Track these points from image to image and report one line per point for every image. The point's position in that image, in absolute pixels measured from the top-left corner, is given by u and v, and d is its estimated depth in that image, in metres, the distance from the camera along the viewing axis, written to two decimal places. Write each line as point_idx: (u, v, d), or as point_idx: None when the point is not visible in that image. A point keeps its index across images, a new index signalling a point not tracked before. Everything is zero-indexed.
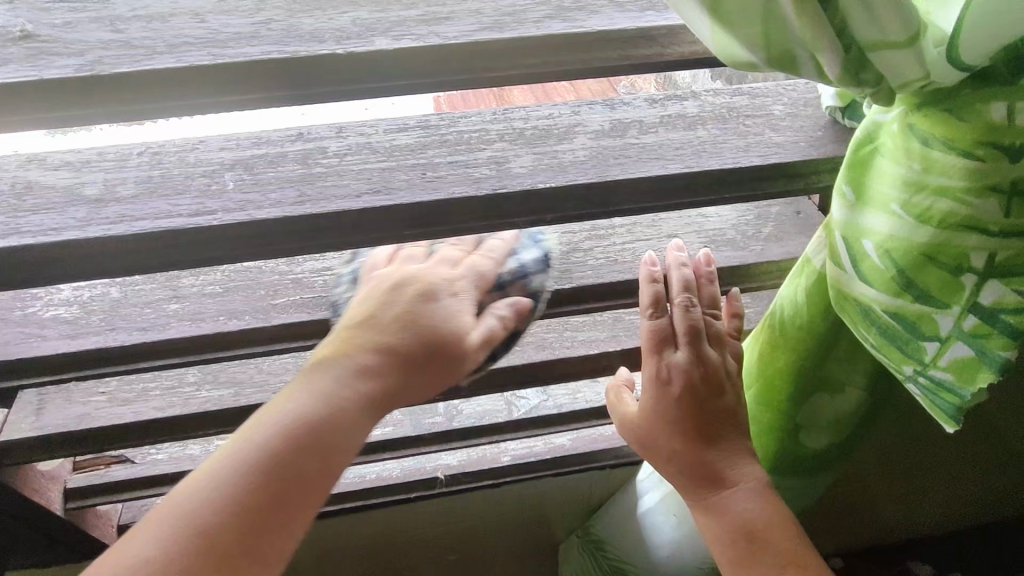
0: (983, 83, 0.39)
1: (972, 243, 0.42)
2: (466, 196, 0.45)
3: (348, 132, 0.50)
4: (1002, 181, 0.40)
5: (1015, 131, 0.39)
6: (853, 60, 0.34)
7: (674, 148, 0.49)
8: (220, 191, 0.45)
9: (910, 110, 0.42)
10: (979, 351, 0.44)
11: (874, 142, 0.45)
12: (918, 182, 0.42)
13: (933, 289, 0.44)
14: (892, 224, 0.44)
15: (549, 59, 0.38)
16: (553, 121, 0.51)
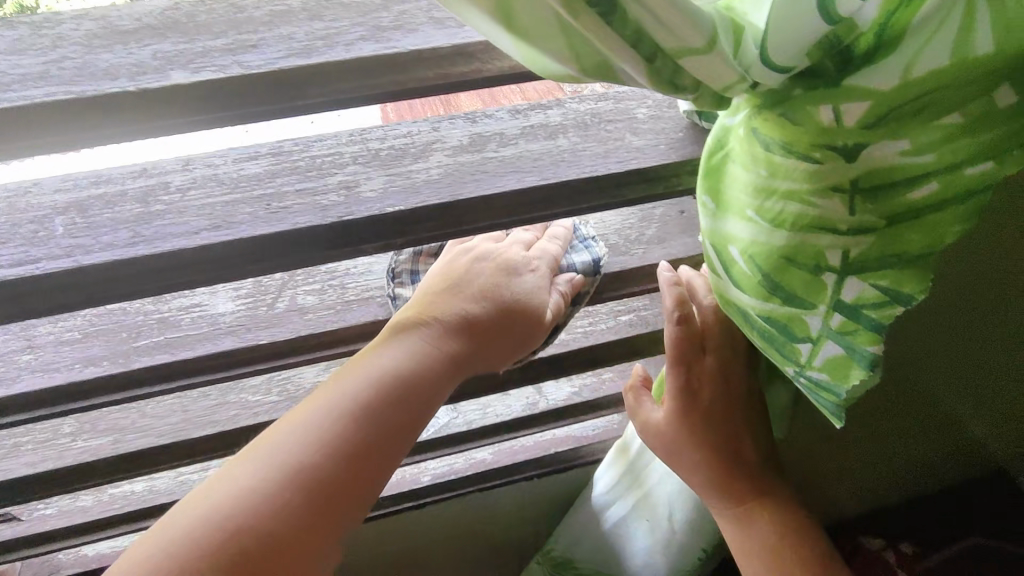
0: (811, 81, 0.38)
1: (825, 242, 0.42)
2: (311, 226, 0.43)
3: (195, 164, 0.48)
4: (841, 180, 0.40)
5: (845, 131, 0.39)
6: (663, 70, 0.32)
7: (533, 159, 0.48)
8: (47, 237, 0.43)
9: (753, 113, 0.42)
10: (848, 348, 0.44)
11: (725, 148, 0.45)
12: (766, 187, 0.42)
13: (797, 291, 0.44)
14: (751, 230, 0.44)
15: (363, 82, 0.36)
16: (412, 139, 0.50)
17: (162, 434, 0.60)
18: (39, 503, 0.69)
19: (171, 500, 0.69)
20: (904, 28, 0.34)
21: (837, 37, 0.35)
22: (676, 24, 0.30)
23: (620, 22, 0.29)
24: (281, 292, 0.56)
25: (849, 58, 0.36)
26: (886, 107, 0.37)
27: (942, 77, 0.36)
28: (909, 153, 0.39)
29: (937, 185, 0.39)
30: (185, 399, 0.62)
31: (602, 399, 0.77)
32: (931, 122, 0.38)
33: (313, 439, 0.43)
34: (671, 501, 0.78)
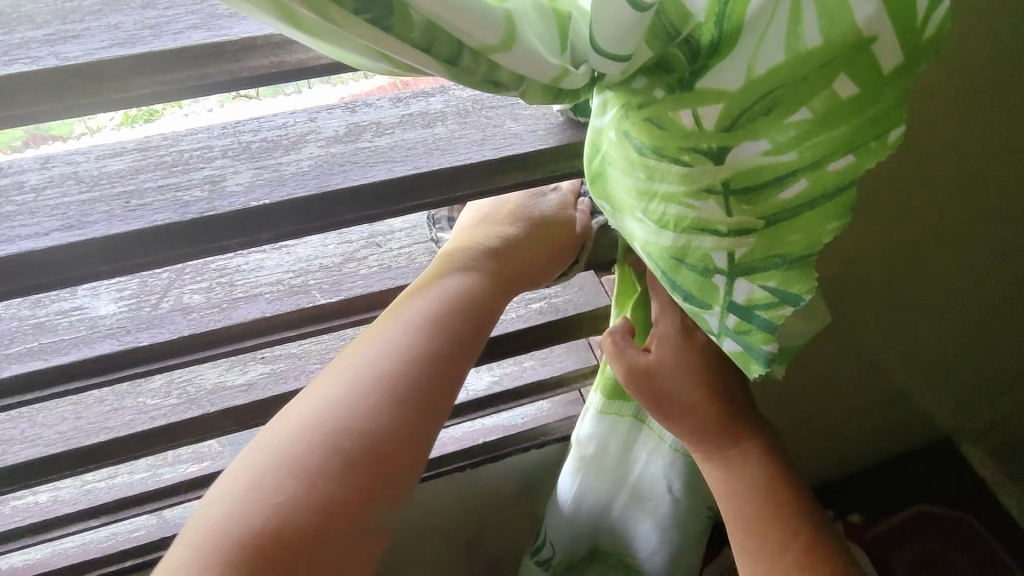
0: (659, 73, 0.36)
1: (709, 244, 0.40)
2: (168, 222, 0.42)
3: (55, 163, 0.46)
4: (713, 182, 0.38)
5: (705, 135, 0.37)
6: (474, 69, 0.34)
7: (407, 148, 0.47)
8: None
9: (623, 116, 0.39)
10: (746, 345, 0.43)
11: (599, 151, 0.42)
12: (646, 190, 0.40)
13: (692, 291, 0.42)
14: (643, 230, 0.42)
15: (191, 71, 0.35)
16: (286, 130, 0.49)
17: (53, 442, 0.58)
18: None
19: (77, 509, 0.68)
20: (739, 22, 0.33)
21: (674, 27, 0.33)
22: (468, 26, 0.31)
23: (402, 26, 0.30)
24: (166, 293, 0.54)
25: (697, 54, 0.35)
26: (738, 107, 0.36)
27: (781, 74, 0.34)
28: (772, 153, 0.37)
29: (806, 183, 0.37)
30: (80, 404, 0.61)
31: (522, 388, 0.77)
32: (783, 120, 0.35)
33: (341, 424, 0.47)
34: (667, 472, 0.68)
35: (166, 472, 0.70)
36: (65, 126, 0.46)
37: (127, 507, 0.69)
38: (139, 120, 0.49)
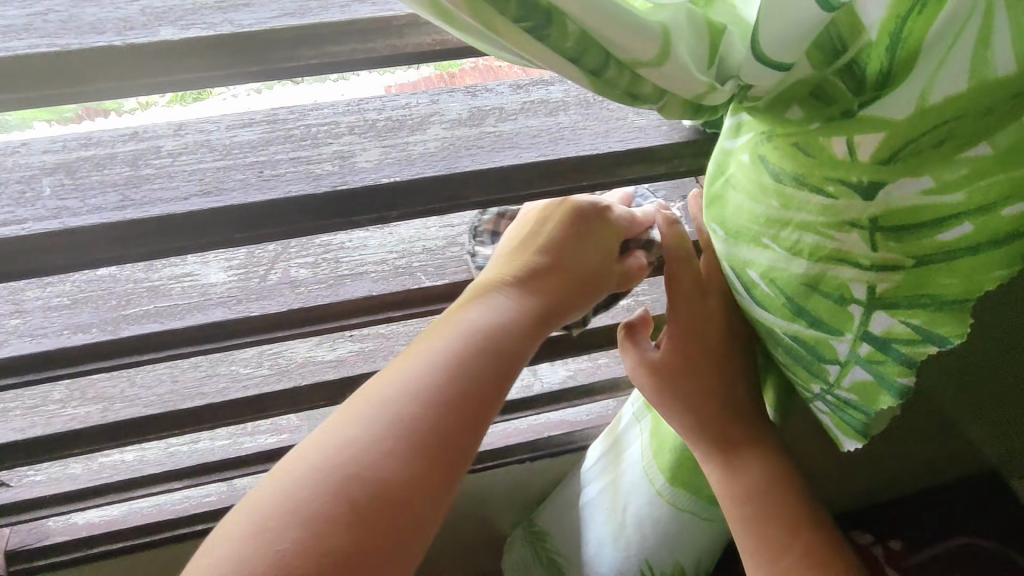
0: (814, 96, 0.33)
1: (847, 276, 0.37)
2: (303, 194, 0.42)
3: (187, 130, 0.47)
4: (860, 216, 0.35)
5: (858, 166, 0.34)
6: (615, 80, 0.31)
7: (532, 135, 0.47)
8: (34, 197, 0.42)
9: (761, 140, 0.37)
10: (878, 376, 0.39)
11: (724, 173, 0.40)
12: (779, 218, 0.37)
13: (823, 318, 0.39)
14: (768, 255, 0.39)
15: (355, 44, 0.36)
16: (410, 111, 0.49)
17: (151, 403, 0.60)
18: (28, 470, 0.69)
19: (161, 471, 0.69)
20: (914, 48, 0.30)
21: (841, 40, 0.30)
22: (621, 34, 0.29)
23: (557, 35, 0.29)
24: (274, 264, 0.55)
25: (860, 83, 0.32)
26: (899, 141, 0.32)
27: (955, 106, 0.31)
28: (933, 191, 0.33)
29: (970, 227, 0.33)
30: (176, 368, 0.62)
31: (597, 384, 0.77)
32: (954, 156, 0.32)
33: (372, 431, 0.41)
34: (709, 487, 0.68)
35: (245, 441, 0.72)
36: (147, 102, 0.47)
37: (208, 473, 0.70)
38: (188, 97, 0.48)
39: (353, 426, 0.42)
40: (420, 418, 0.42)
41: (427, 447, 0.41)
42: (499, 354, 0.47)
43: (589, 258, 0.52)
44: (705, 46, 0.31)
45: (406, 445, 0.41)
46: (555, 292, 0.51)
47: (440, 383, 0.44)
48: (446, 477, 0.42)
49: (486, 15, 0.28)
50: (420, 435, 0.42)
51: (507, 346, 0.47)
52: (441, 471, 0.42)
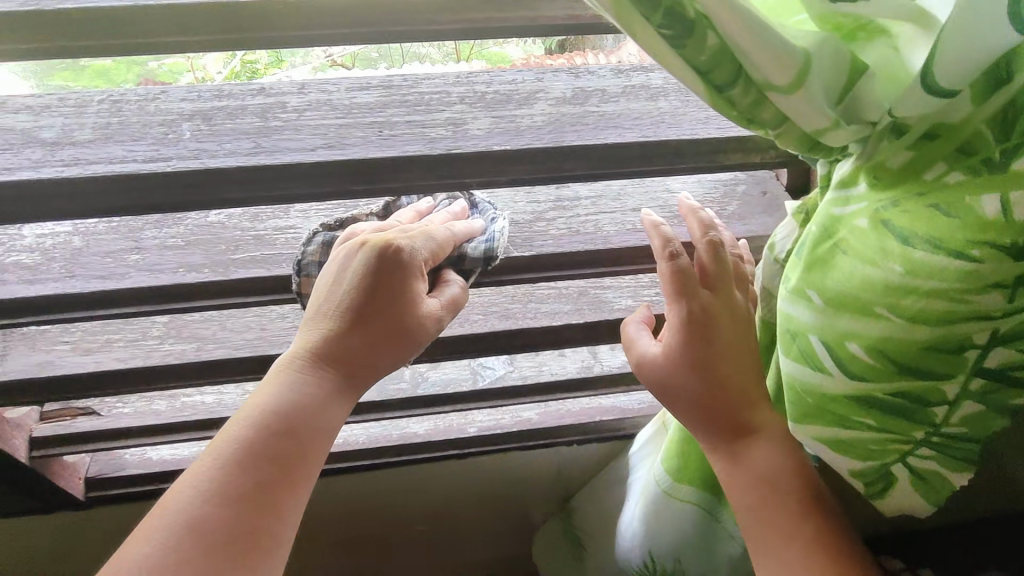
0: (964, 152, 0.34)
1: (974, 328, 0.36)
2: (419, 153, 0.45)
3: (310, 89, 0.50)
4: (1002, 279, 0.34)
5: (1012, 226, 0.34)
6: (737, 97, 0.34)
7: (633, 117, 0.49)
8: (176, 139, 0.46)
9: (886, 206, 0.37)
10: (990, 404, 0.39)
11: (834, 237, 0.39)
12: (903, 286, 0.36)
13: (935, 369, 0.38)
14: (880, 327, 0.37)
15: (494, 13, 0.39)
16: (516, 86, 0.52)
17: (241, 346, 0.64)
18: (117, 401, 0.74)
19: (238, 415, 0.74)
20: None
21: (1004, 77, 0.31)
22: (760, 57, 0.31)
23: (693, 45, 0.31)
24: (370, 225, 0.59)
25: (1008, 129, 0.33)
26: None
27: None
28: None
29: None
30: (264, 317, 0.66)
31: None
32: None
33: (195, 507, 0.41)
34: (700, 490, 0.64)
35: None
36: (170, 74, 0.49)
37: None
38: (242, 74, 0.50)
39: (172, 511, 0.41)
40: (231, 500, 0.42)
41: (253, 509, 0.42)
42: (327, 398, 0.48)
43: (397, 307, 0.49)
44: (840, 80, 0.33)
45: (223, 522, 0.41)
46: (346, 359, 0.49)
47: (297, 407, 0.46)
48: (264, 553, 0.42)
49: (629, 16, 0.30)
50: (205, 512, 0.41)
51: (308, 417, 0.46)
52: (263, 535, 0.42)
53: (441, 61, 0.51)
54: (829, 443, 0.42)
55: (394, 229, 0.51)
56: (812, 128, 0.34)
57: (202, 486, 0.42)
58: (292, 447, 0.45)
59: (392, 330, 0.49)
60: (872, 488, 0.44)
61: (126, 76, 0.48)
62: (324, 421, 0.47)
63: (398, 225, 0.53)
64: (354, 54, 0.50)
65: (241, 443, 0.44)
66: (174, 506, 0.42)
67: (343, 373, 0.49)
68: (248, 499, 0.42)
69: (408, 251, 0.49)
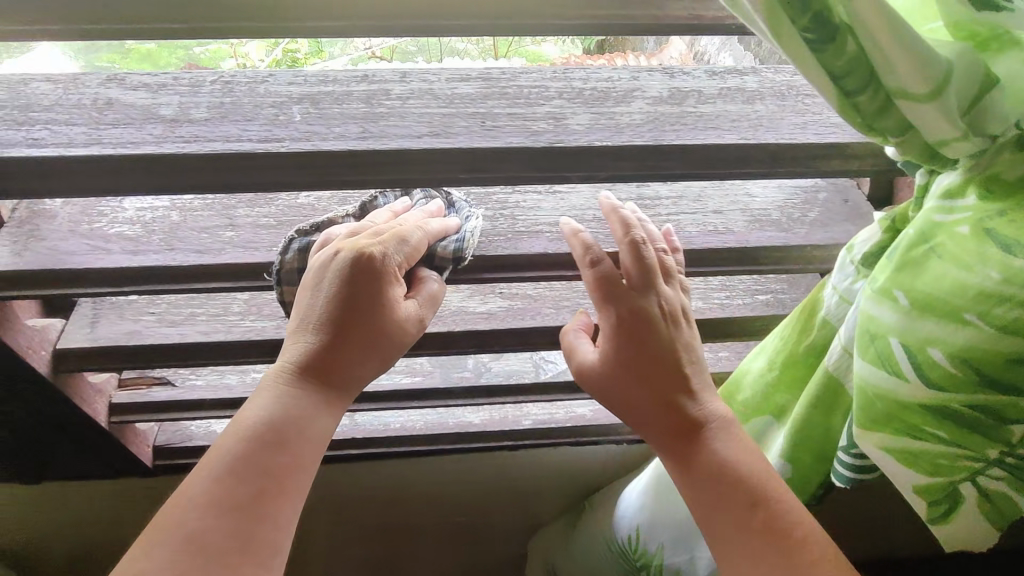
0: None
1: None
2: (523, 145, 0.46)
3: (411, 78, 0.52)
4: None
5: None
6: (864, 103, 0.34)
7: (731, 119, 0.49)
8: (287, 121, 0.47)
9: (989, 214, 0.37)
10: None
11: (928, 241, 0.39)
12: (994, 293, 0.36)
13: (1019, 383, 0.37)
14: (965, 334, 0.37)
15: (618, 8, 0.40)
16: (613, 84, 0.52)
17: None
18: (191, 373, 0.76)
19: None
20: None
21: None
22: (900, 64, 0.31)
23: (832, 50, 0.31)
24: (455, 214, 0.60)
25: None
26: None
27: None
28: None
29: None
30: None
31: (717, 375, 0.79)
32: None
33: (192, 521, 0.42)
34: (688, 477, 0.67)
35: (383, 378, 0.78)
36: (211, 60, 0.51)
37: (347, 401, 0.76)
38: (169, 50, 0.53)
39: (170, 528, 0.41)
40: (223, 513, 0.42)
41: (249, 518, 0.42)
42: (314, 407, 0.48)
43: (376, 316, 0.49)
44: (972, 92, 0.33)
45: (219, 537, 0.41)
46: (325, 372, 0.49)
47: (287, 420, 0.46)
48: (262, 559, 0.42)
49: (778, 20, 0.30)
50: (200, 532, 0.41)
51: (298, 427, 0.46)
52: (260, 542, 0.42)
53: (478, 58, 0.53)
54: (892, 453, 0.41)
55: (369, 229, 0.51)
56: (936, 138, 0.34)
57: (191, 506, 0.42)
58: (281, 458, 0.45)
59: (374, 337, 0.49)
60: (934, 510, 0.43)
61: (169, 60, 0.51)
62: (310, 431, 0.47)
63: (373, 225, 0.52)
64: (392, 46, 0.51)
65: (235, 457, 0.44)
66: (167, 529, 0.41)
67: (328, 384, 0.49)
68: (241, 513, 0.42)
69: (381, 257, 0.49)
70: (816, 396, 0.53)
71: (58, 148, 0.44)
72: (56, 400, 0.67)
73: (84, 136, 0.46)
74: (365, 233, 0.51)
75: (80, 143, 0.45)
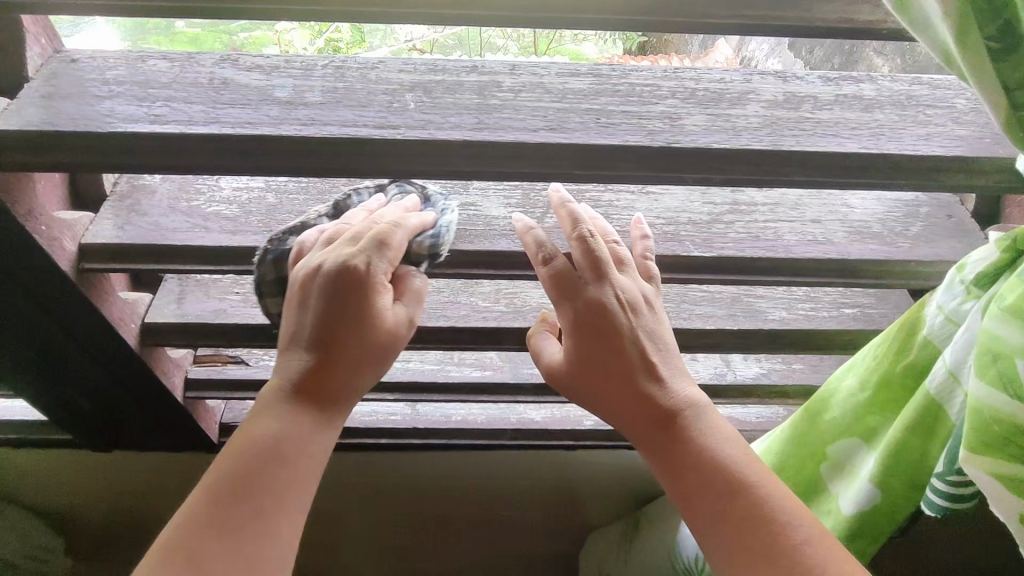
0: None
1: None
2: (640, 144, 0.45)
3: (521, 70, 0.51)
4: None
5: None
6: None
7: (851, 127, 0.48)
8: (401, 108, 0.47)
9: None
10: None
11: None
12: None
13: None
14: None
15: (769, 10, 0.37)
16: (726, 85, 0.51)
17: None
18: (265, 353, 0.77)
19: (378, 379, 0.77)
20: None
21: None
22: None
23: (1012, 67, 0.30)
24: (549, 210, 0.59)
25: None
26: None
27: None
28: None
29: None
30: None
31: (790, 387, 0.78)
32: None
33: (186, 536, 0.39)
34: None
35: (453, 369, 0.78)
36: (255, 45, 0.52)
37: (419, 389, 0.78)
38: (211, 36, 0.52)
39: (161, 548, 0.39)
40: (215, 524, 0.39)
41: (244, 529, 0.40)
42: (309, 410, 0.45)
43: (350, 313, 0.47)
44: None
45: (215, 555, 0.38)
46: (315, 381, 0.46)
47: (285, 433, 0.43)
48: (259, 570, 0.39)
49: (967, 29, 0.29)
50: (196, 553, 0.38)
51: (296, 437, 0.44)
52: (257, 554, 0.39)
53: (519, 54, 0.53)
54: (1003, 479, 0.38)
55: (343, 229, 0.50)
56: None
57: (185, 525, 0.39)
58: (280, 472, 0.42)
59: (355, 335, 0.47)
60: None
61: (214, 43, 0.51)
62: (309, 448, 0.44)
63: (348, 226, 0.51)
64: (433, 39, 0.53)
65: (230, 472, 0.41)
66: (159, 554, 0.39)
67: (322, 390, 0.46)
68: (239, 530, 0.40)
69: (366, 268, 0.47)
70: (916, 417, 0.48)
71: (180, 126, 0.45)
72: (141, 372, 0.68)
73: (203, 114, 0.46)
74: (342, 238, 0.49)
75: (200, 121, 0.46)
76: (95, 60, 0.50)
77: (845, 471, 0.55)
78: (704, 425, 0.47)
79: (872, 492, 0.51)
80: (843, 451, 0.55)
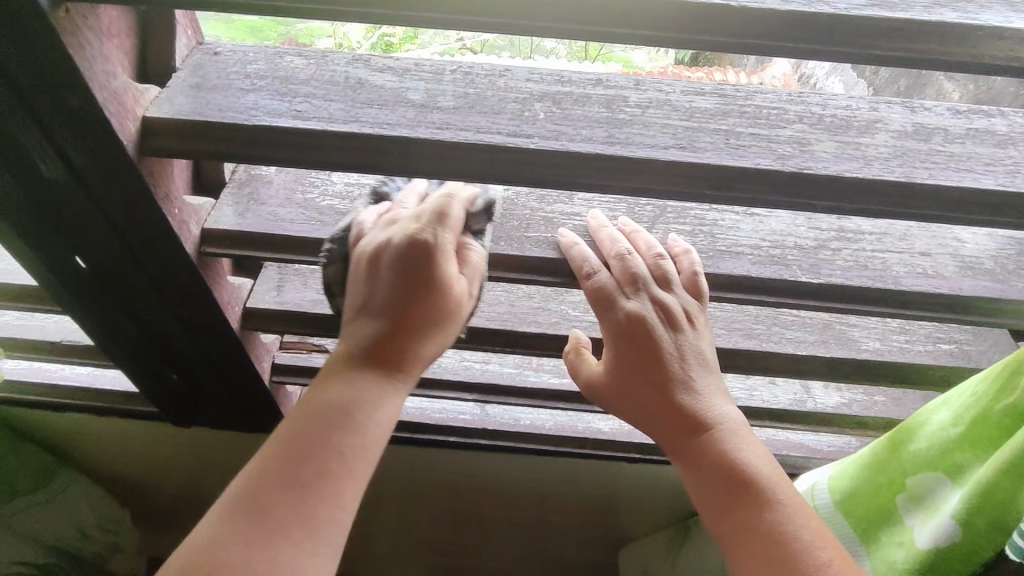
0: None
1: None
2: (772, 168, 0.46)
3: (645, 86, 0.50)
4: None
5: None
6: None
7: (986, 162, 0.47)
8: (533, 118, 0.48)
9: None
10: None
11: None
12: None
13: None
14: None
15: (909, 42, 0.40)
16: (853, 113, 0.50)
17: (495, 318, 0.68)
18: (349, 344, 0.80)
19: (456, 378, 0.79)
20: None
21: None
22: None
23: None
24: (654, 224, 0.59)
25: None
26: None
27: None
28: None
29: None
30: (511, 294, 0.69)
31: (872, 419, 0.76)
32: None
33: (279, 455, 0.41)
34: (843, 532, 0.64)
35: (530, 374, 0.79)
36: (309, 36, 0.51)
37: (497, 390, 0.79)
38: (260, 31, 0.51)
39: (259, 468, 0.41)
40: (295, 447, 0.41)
41: (301, 448, 0.41)
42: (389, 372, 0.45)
43: (428, 305, 0.47)
44: None
45: (291, 493, 0.39)
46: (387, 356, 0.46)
47: (352, 393, 0.44)
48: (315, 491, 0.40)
49: None
50: (275, 520, 0.38)
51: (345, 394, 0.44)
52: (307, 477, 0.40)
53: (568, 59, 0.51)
54: None
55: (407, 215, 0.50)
56: None
57: (280, 451, 0.41)
58: (352, 432, 0.42)
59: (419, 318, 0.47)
60: None
61: (272, 34, 0.51)
62: (382, 409, 0.44)
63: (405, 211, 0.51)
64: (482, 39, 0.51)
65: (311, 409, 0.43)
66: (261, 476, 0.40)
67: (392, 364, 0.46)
68: (311, 493, 0.39)
69: (433, 239, 0.47)
70: (1006, 458, 0.45)
71: (323, 124, 0.47)
72: (235, 355, 0.72)
73: (343, 113, 0.48)
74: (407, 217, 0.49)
75: (340, 120, 0.47)
76: (235, 54, 0.51)
77: (922, 505, 0.53)
78: (736, 442, 0.49)
79: (949, 529, 0.48)
80: (925, 485, 0.53)
